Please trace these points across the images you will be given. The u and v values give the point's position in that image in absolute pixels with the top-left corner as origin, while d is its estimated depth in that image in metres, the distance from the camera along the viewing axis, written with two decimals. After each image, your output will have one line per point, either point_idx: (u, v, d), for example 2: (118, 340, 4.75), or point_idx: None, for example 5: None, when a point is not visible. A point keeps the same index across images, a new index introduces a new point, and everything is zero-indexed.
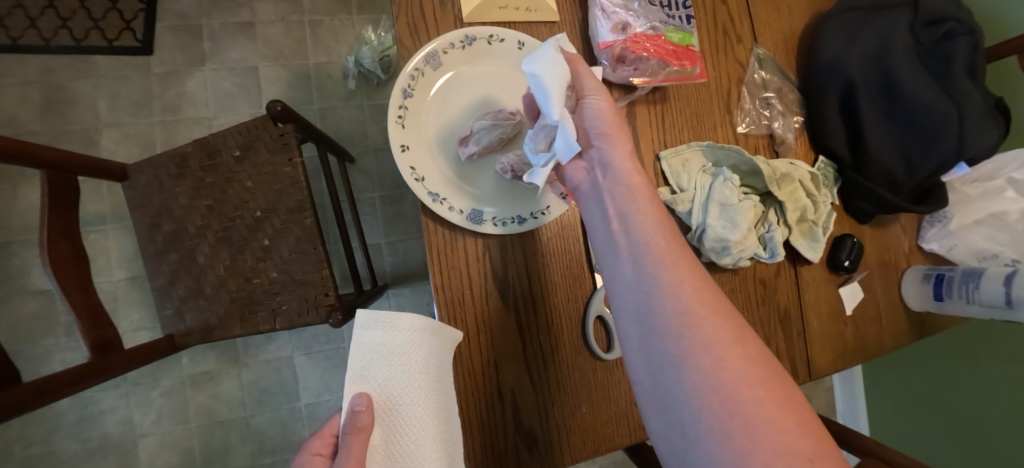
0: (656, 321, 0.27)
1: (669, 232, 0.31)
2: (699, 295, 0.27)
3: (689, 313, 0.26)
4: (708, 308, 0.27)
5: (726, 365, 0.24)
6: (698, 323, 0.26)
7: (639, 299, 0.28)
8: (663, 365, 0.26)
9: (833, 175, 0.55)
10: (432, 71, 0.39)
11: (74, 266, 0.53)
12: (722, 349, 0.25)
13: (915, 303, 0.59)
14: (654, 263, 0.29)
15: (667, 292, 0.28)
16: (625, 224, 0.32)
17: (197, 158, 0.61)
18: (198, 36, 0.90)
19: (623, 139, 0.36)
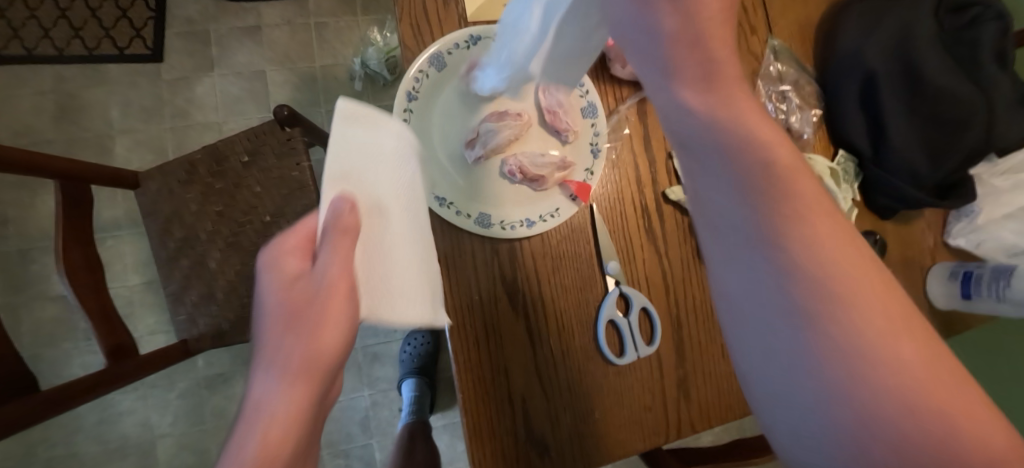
0: (805, 351, 0.17)
1: (824, 211, 0.19)
2: (877, 305, 0.17)
3: (876, 354, 0.16)
4: (891, 325, 0.17)
5: (925, 414, 0.16)
6: (887, 366, 0.16)
7: (777, 314, 0.18)
8: (818, 406, 0.17)
9: (853, 170, 0.53)
10: (437, 72, 0.39)
11: (88, 274, 0.53)
12: (922, 399, 0.16)
13: (941, 302, 0.56)
14: (797, 265, 0.18)
15: (830, 316, 0.17)
16: (742, 203, 0.19)
17: (206, 165, 0.62)
18: (206, 42, 0.91)
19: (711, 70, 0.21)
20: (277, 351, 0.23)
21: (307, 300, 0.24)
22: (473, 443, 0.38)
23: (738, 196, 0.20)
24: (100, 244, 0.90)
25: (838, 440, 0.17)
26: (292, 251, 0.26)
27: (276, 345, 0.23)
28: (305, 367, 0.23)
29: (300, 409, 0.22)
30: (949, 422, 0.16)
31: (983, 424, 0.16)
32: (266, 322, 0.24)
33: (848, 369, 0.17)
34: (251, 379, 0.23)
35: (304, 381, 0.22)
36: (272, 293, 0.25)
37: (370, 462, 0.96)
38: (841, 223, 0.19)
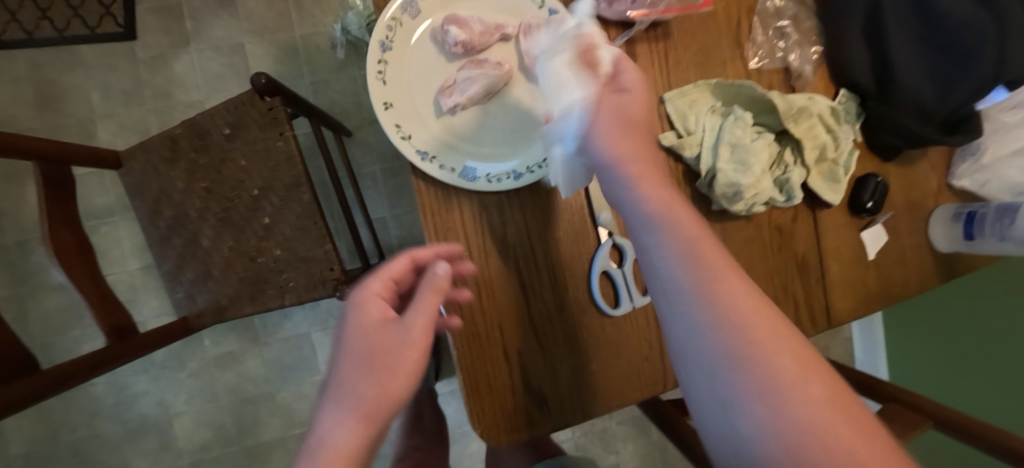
0: (684, 300, 0.24)
1: (704, 231, 0.27)
2: (731, 287, 0.23)
3: (729, 305, 0.23)
4: (738, 299, 0.23)
5: (769, 358, 0.20)
6: (733, 316, 0.22)
7: (668, 277, 0.25)
8: (707, 349, 0.22)
9: (854, 110, 0.51)
10: (411, 20, 0.36)
11: (79, 255, 0.53)
12: (763, 346, 0.21)
13: (943, 245, 0.56)
14: (681, 247, 0.26)
15: (702, 279, 0.24)
16: (648, 210, 0.28)
17: (188, 140, 0.60)
18: (180, 16, 0.87)
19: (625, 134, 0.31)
20: (356, 385, 0.26)
21: (388, 349, 0.28)
22: (471, 397, 0.38)
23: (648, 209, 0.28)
24: (95, 231, 0.90)
25: (712, 347, 0.22)
26: (376, 292, 0.30)
27: (360, 383, 0.26)
28: (371, 406, 0.25)
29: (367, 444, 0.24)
30: (786, 378, 0.20)
31: (814, 385, 0.20)
32: (341, 367, 0.27)
33: (709, 314, 0.23)
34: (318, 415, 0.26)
35: (363, 415, 0.25)
36: (353, 331, 0.28)
37: None
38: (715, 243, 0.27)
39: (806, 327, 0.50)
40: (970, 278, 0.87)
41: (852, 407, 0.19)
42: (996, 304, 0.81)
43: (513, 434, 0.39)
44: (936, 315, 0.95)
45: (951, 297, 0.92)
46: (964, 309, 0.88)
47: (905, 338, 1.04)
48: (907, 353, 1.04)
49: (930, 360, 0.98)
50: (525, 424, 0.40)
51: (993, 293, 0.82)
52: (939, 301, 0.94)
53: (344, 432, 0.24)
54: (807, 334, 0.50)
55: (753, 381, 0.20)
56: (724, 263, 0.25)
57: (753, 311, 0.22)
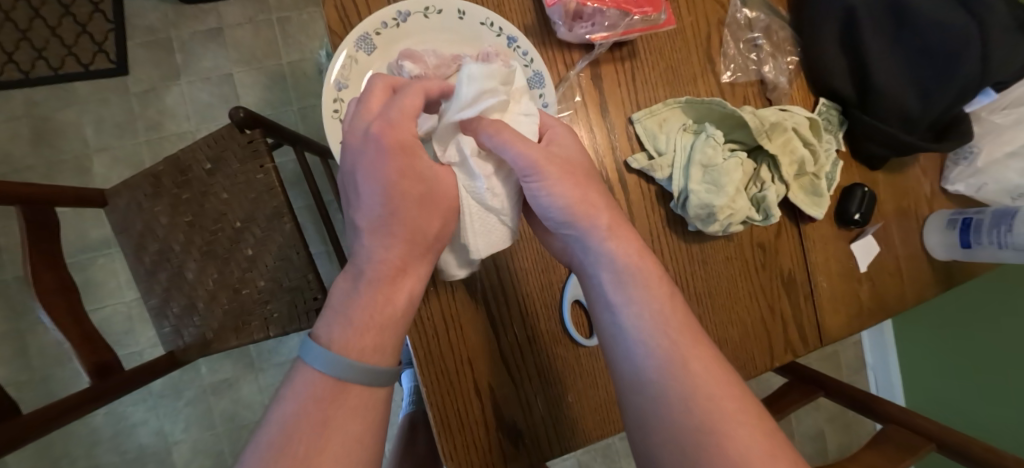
0: (656, 398, 0.25)
1: (675, 314, 0.28)
2: (698, 379, 0.25)
3: (698, 402, 0.24)
4: (706, 393, 0.25)
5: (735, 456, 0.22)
6: (700, 414, 0.24)
7: (640, 374, 0.26)
8: (675, 447, 0.24)
9: (836, 119, 0.50)
10: (366, 56, 0.36)
11: (62, 296, 0.53)
12: (730, 444, 0.23)
13: (940, 253, 0.54)
14: (649, 342, 0.27)
15: (670, 375, 0.25)
16: (618, 301, 0.29)
17: (170, 176, 0.61)
18: (170, 50, 0.89)
19: (596, 205, 0.30)
20: (401, 221, 0.28)
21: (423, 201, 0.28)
22: (443, 436, 0.37)
23: (618, 297, 0.29)
24: (92, 263, 0.91)
25: (683, 447, 0.24)
26: (408, 111, 0.28)
27: (406, 224, 0.28)
28: (420, 243, 0.28)
29: (416, 271, 0.28)
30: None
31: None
32: (377, 199, 0.28)
33: (681, 410, 0.24)
34: (362, 239, 0.28)
35: (410, 250, 0.28)
36: (390, 161, 0.27)
37: None
38: (687, 327, 0.27)
39: (796, 347, 0.48)
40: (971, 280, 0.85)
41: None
42: (999, 307, 0.79)
43: None
44: (942, 320, 0.93)
45: (953, 300, 0.90)
46: (969, 311, 0.86)
47: (915, 346, 1.01)
48: (917, 360, 1.00)
49: (940, 366, 0.94)
50: (499, 461, 0.39)
51: (997, 295, 0.79)
52: (944, 305, 0.92)
53: (397, 262, 0.27)
54: (798, 353, 0.48)
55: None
56: (694, 352, 0.26)
57: (722, 406, 0.24)
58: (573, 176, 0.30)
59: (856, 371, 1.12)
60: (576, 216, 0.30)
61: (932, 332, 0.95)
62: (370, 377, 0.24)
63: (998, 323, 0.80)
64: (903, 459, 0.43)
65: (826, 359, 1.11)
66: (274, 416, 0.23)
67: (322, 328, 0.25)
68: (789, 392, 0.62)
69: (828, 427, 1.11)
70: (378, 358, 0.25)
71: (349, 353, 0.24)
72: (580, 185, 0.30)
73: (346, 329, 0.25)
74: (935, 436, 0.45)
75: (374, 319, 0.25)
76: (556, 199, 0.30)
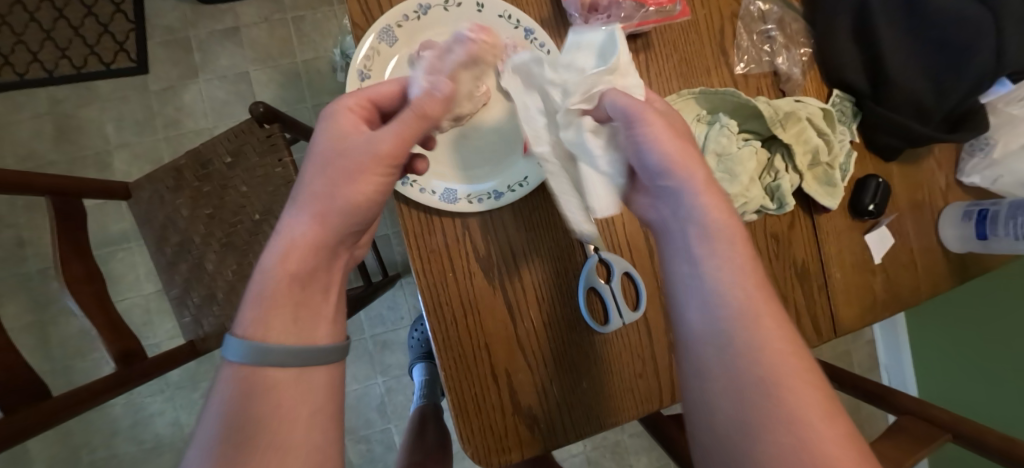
0: (725, 344, 0.25)
1: (756, 277, 0.27)
2: (772, 337, 0.25)
3: (764, 354, 0.24)
4: (779, 351, 0.25)
5: (795, 406, 0.23)
6: (766, 364, 0.24)
7: (709, 319, 0.26)
8: (735, 386, 0.24)
9: (850, 110, 0.50)
10: (388, 48, 0.37)
11: (88, 284, 0.55)
12: (789, 396, 0.23)
13: (955, 245, 0.53)
14: (728, 291, 0.26)
15: (743, 324, 0.25)
16: (701, 250, 0.28)
17: (191, 169, 0.62)
18: (188, 49, 0.91)
19: (694, 163, 0.29)
20: (317, 192, 0.28)
21: (345, 168, 0.28)
22: (460, 419, 0.38)
23: (702, 247, 0.28)
24: (112, 257, 0.93)
25: (746, 390, 0.24)
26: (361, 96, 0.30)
27: (326, 187, 0.28)
28: (328, 201, 0.28)
29: (316, 231, 0.28)
30: (803, 422, 0.22)
31: (835, 437, 0.22)
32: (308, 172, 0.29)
33: (747, 359, 0.25)
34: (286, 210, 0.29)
35: (319, 214, 0.28)
36: (318, 132, 0.29)
37: (391, 446, 1.00)
38: (768, 293, 0.27)
39: (809, 338, 0.48)
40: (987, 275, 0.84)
41: (836, 424, 0.23)
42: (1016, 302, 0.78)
43: (503, 456, 0.39)
44: (957, 317, 0.92)
45: (968, 297, 0.89)
46: (984, 307, 0.85)
47: (929, 343, 1.00)
48: (932, 359, 0.99)
49: (955, 363, 0.94)
50: (515, 445, 0.39)
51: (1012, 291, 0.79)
52: (957, 301, 0.91)
53: (297, 230, 0.28)
54: (811, 344, 0.49)
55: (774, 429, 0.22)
56: (771, 314, 0.26)
57: (791, 364, 0.24)
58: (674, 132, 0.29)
59: (868, 370, 1.11)
60: (673, 170, 0.28)
61: (947, 328, 0.94)
62: (286, 359, 0.26)
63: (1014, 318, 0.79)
64: (919, 449, 0.43)
65: (838, 357, 1.10)
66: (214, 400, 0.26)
67: (241, 320, 0.27)
68: None
69: None
70: (289, 338, 0.27)
71: (257, 338, 0.26)
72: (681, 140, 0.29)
73: (252, 309, 0.27)
74: (951, 426, 0.45)
75: (276, 291, 0.27)
76: (659, 147, 0.28)
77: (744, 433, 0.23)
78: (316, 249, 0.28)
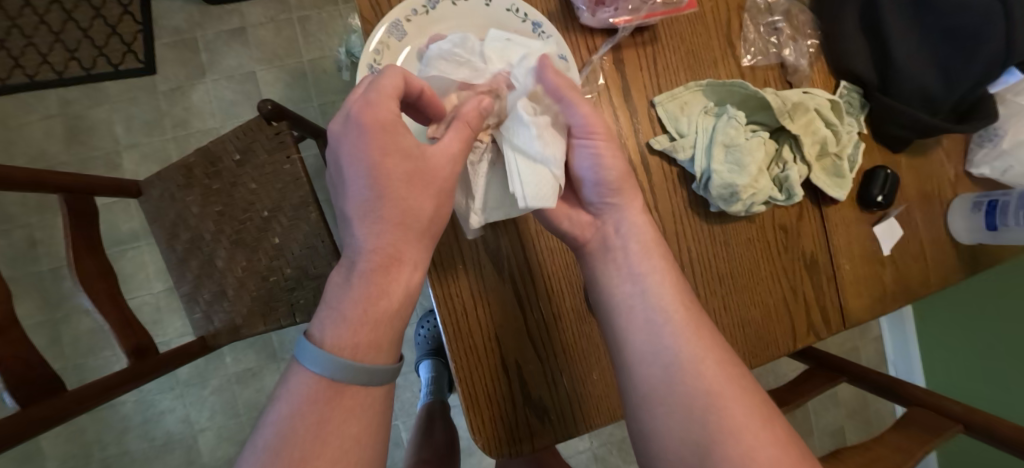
0: (666, 355, 0.30)
1: (682, 292, 0.33)
2: (701, 342, 0.30)
3: (699, 360, 0.29)
4: (707, 354, 0.30)
5: (722, 402, 0.28)
6: (698, 368, 0.29)
7: (652, 335, 0.31)
8: (677, 391, 0.29)
9: (858, 101, 0.49)
10: (397, 42, 0.37)
11: (102, 281, 0.56)
12: (717, 395, 0.28)
13: (964, 236, 0.53)
14: (662, 307, 0.32)
15: (677, 335, 0.30)
16: (640, 271, 0.33)
17: (201, 167, 0.63)
18: (196, 49, 0.92)
19: (629, 190, 0.35)
20: (393, 203, 0.28)
21: (411, 179, 0.29)
22: (471, 410, 0.38)
23: (640, 269, 0.33)
24: (122, 256, 0.94)
25: (685, 395, 0.29)
26: (390, 91, 0.29)
27: (397, 201, 0.28)
28: (421, 226, 0.29)
29: (418, 256, 0.29)
30: (730, 415, 0.28)
31: (752, 424, 0.27)
32: (364, 180, 0.28)
33: (684, 366, 0.29)
34: (351, 226, 0.28)
35: (405, 234, 0.28)
36: (374, 138, 0.28)
37: (399, 443, 1.00)
38: (693, 303, 0.33)
39: (819, 330, 0.48)
40: (998, 268, 0.83)
41: (772, 427, 0.28)
42: None
43: (514, 447, 0.39)
44: (966, 311, 0.91)
45: (979, 290, 0.88)
46: (995, 301, 0.85)
47: (938, 339, 0.99)
48: (942, 354, 0.99)
49: (966, 357, 0.93)
50: (526, 437, 0.39)
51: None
52: (968, 295, 0.91)
53: (392, 250, 0.28)
54: (820, 336, 0.49)
55: (707, 425, 0.27)
56: (697, 320, 0.31)
57: (716, 365, 0.30)
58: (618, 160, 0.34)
59: (876, 365, 1.11)
60: (615, 191, 0.35)
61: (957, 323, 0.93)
62: (368, 379, 0.26)
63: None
64: (931, 440, 0.43)
65: (846, 353, 1.10)
66: (279, 425, 0.25)
67: (317, 324, 0.27)
68: (809, 379, 0.61)
69: (848, 422, 1.10)
70: (369, 357, 0.27)
71: (347, 356, 0.26)
72: (622, 169, 0.35)
73: (340, 328, 0.26)
74: (962, 418, 0.45)
75: (356, 313, 0.27)
76: (609, 160, 0.34)
77: (699, 451, 0.27)
78: (409, 276, 0.29)
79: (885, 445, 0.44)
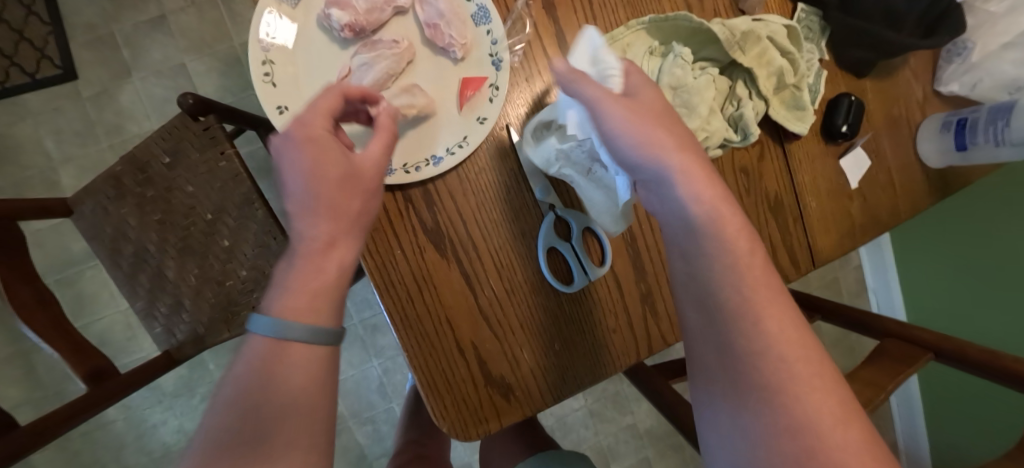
0: (725, 305, 0.25)
1: (739, 225, 0.26)
2: (761, 296, 0.24)
3: (759, 323, 0.24)
4: (768, 311, 0.24)
5: (786, 371, 0.23)
6: (756, 328, 0.24)
7: (704, 277, 0.26)
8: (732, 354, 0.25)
9: (817, 25, 0.46)
10: (290, 10, 0.33)
11: (42, 309, 0.52)
12: (781, 364, 0.23)
13: (935, 160, 0.51)
14: (713, 245, 0.25)
15: (738, 288, 0.25)
16: (682, 202, 0.26)
17: (130, 175, 0.59)
18: (116, 46, 0.85)
19: (659, 130, 0.26)
20: (316, 200, 0.26)
21: (345, 176, 0.27)
22: (432, 398, 0.36)
23: (685, 198, 0.26)
24: (81, 276, 0.91)
25: (737, 363, 0.24)
26: (326, 110, 0.28)
27: (320, 196, 0.26)
28: (348, 222, 0.27)
29: (346, 257, 0.27)
30: (791, 388, 0.23)
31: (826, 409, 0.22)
32: (298, 183, 0.26)
33: (743, 323, 0.24)
34: (290, 222, 0.26)
35: (344, 227, 0.27)
36: (303, 151, 0.26)
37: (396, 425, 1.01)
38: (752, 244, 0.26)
39: (788, 272, 0.47)
40: (975, 185, 0.82)
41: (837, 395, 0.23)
42: (1006, 210, 0.77)
43: (481, 427, 0.38)
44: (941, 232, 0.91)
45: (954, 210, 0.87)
46: (970, 219, 0.84)
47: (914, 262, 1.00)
48: (917, 278, 1.00)
49: (943, 278, 0.94)
50: (492, 415, 0.38)
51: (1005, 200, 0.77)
52: (942, 218, 0.90)
53: (334, 240, 0.26)
54: (790, 278, 0.47)
55: (770, 414, 0.23)
56: (754, 270, 0.25)
57: (781, 324, 0.24)
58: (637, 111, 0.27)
59: (857, 294, 1.12)
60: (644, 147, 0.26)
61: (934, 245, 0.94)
62: (311, 343, 0.25)
63: (1003, 226, 0.78)
64: (904, 371, 0.42)
65: (828, 286, 1.11)
66: (224, 387, 0.24)
67: (268, 299, 0.26)
68: None
69: (833, 351, 1.12)
70: (324, 321, 0.26)
71: (285, 319, 0.25)
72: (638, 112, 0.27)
73: (285, 297, 0.25)
74: (932, 346, 0.44)
75: (302, 289, 0.25)
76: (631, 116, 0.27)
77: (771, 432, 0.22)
78: (350, 261, 0.27)
79: (858, 381, 0.43)
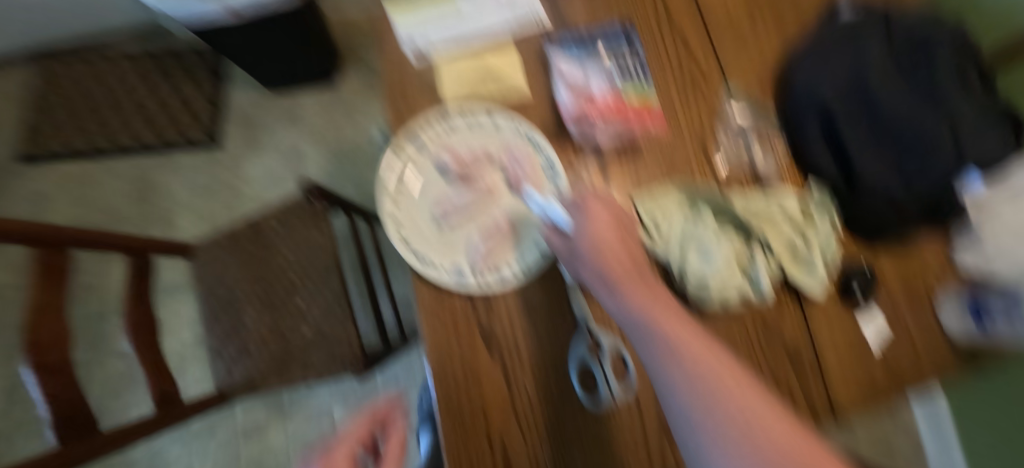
0: (661, 361, 0.28)
1: (660, 296, 0.33)
2: (697, 346, 0.28)
3: (701, 358, 0.27)
4: (706, 357, 0.27)
5: (736, 398, 0.25)
6: (708, 371, 0.26)
7: (640, 339, 0.30)
8: (682, 393, 0.26)
9: (830, 200, 0.52)
10: (417, 153, 0.46)
11: (146, 331, 0.63)
12: (747, 409, 0.25)
13: (960, 336, 0.50)
14: (644, 308, 0.31)
15: (667, 333, 0.29)
16: (621, 286, 0.33)
17: (244, 234, 0.72)
18: (256, 128, 1.08)
19: (606, 233, 0.36)
20: None
21: None
22: None
23: (624, 284, 0.33)
24: (161, 304, 1.04)
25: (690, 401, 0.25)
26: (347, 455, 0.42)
27: None
28: None
29: None
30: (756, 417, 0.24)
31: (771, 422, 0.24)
32: None
33: (682, 368, 0.27)
34: None
35: None
36: None
37: None
38: (671, 306, 0.32)
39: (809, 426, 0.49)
40: None
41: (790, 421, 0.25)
42: None
43: None
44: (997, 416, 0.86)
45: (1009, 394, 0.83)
46: None
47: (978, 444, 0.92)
48: (978, 463, 0.91)
49: None
50: None
51: None
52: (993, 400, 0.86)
53: None
54: None
55: (733, 432, 0.24)
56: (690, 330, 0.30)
57: (718, 360, 0.27)
58: (589, 221, 0.36)
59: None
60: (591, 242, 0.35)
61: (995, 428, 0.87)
62: None
63: None
64: None
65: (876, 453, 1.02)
66: None
67: None
68: None
69: None
70: None
71: None
72: (595, 221, 0.36)
73: None
74: None
75: None
76: (586, 221, 0.36)
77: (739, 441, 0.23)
78: None
79: None
